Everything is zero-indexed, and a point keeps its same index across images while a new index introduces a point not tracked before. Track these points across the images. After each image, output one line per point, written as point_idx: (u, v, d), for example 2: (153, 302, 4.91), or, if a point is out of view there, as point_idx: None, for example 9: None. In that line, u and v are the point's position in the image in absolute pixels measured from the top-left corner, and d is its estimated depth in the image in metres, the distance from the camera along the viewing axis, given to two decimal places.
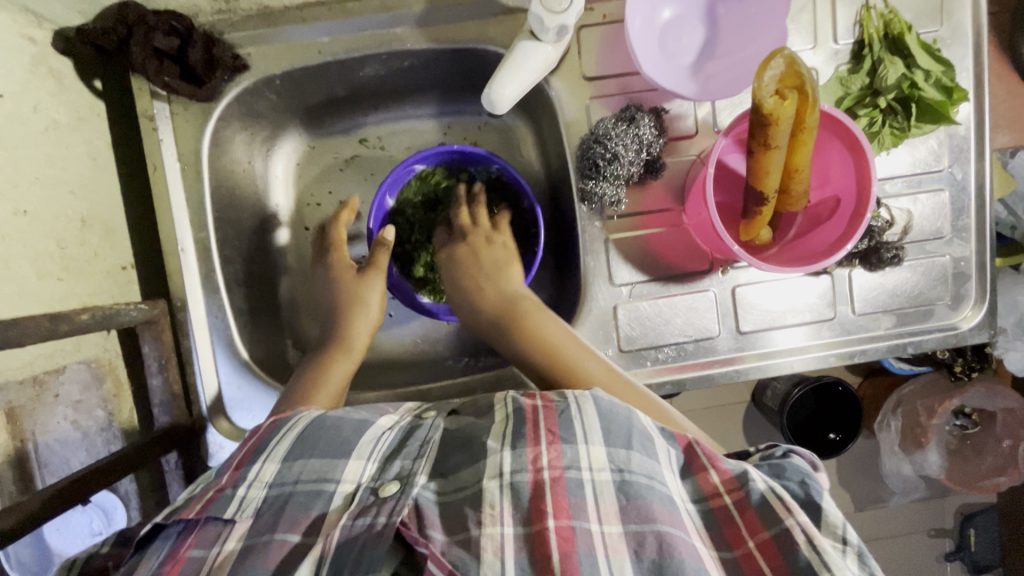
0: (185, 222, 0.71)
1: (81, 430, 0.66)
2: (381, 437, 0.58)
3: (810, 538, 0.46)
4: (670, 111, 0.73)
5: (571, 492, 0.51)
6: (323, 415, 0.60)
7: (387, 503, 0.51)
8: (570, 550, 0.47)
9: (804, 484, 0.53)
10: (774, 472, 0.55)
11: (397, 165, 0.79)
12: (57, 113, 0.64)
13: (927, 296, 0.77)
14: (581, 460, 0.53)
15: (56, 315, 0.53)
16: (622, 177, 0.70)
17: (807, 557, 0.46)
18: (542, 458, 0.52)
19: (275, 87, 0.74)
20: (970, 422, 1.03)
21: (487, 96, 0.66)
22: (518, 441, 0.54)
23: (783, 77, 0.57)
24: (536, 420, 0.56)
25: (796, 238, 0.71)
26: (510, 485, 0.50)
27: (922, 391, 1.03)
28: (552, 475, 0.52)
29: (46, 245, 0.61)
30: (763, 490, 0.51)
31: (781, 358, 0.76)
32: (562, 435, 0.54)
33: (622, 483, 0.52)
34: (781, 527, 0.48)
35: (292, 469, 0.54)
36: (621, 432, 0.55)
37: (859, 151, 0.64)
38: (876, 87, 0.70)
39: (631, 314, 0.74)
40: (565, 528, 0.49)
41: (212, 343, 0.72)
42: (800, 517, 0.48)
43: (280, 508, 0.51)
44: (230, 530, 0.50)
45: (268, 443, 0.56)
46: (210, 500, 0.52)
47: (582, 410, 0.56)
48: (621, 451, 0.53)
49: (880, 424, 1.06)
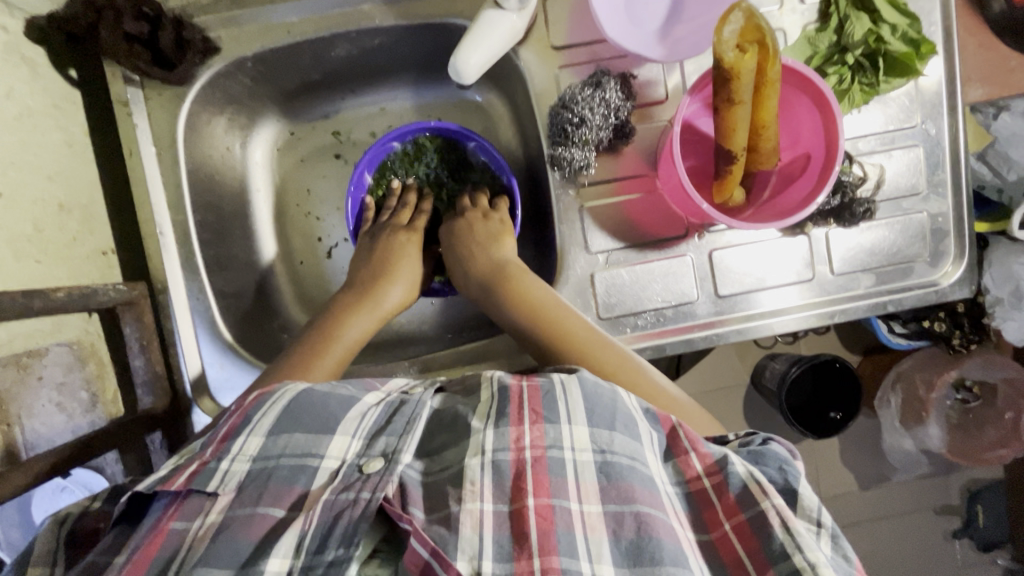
0: (163, 205, 0.72)
1: (66, 413, 0.66)
2: (366, 413, 0.56)
3: (785, 521, 0.47)
4: (639, 77, 0.73)
5: (552, 471, 0.51)
6: (308, 389, 0.57)
7: (372, 479, 0.50)
8: (549, 528, 0.48)
9: (783, 468, 0.53)
10: (754, 458, 0.54)
11: (375, 142, 0.80)
12: (31, 100, 0.65)
13: (906, 253, 0.76)
14: (564, 440, 0.52)
15: (30, 291, 0.54)
16: (590, 142, 0.71)
17: (780, 539, 0.46)
18: (525, 436, 0.52)
19: (247, 70, 0.74)
20: (970, 395, 1.03)
21: (453, 65, 0.67)
22: (502, 418, 0.54)
23: (744, 31, 0.57)
24: (521, 397, 0.55)
25: (771, 198, 0.71)
26: (492, 463, 0.51)
27: (923, 365, 1.04)
28: (535, 455, 0.52)
29: (23, 228, 0.62)
30: (742, 475, 0.50)
31: (762, 320, 0.76)
32: (547, 415, 0.54)
33: (603, 464, 0.51)
34: (757, 509, 0.48)
35: (276, 443, 0.52)
36: (605, 413, 0.54)
37: (826, 106, 0.64)
38: (844, 44, 0.71)
39: (608, 281, 0.75)
40: (545, 506, 0.49)
41: (194, 324, 0.73)
42: (775, 499, 0.48)
43: (263, 482, 0.51)
44: (212, 502, 0.50)
45: (253, 416, 0.54)
46: (194, 473, 0.51)
47: (567, 391, 0.55)
48: (605, 432, 0.53)
49: (880, 400, 1.07)
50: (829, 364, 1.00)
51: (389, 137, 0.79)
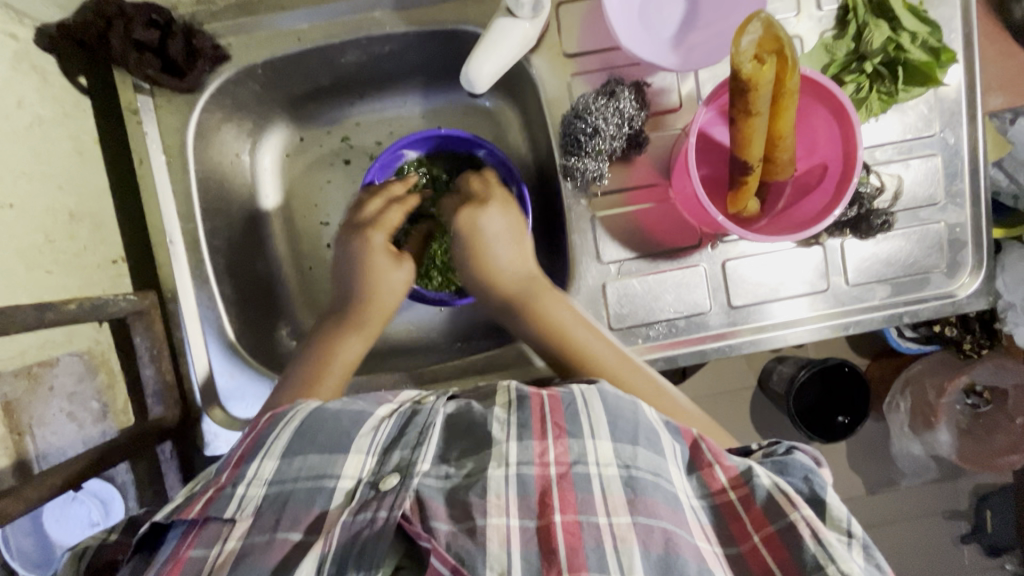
0: (173, 214, 0.72)
1: (77, 422, 0.66)
2: (380, 427, 0.56)
3: (815, 533, 0.47)
4: (653, 85, 0.72)
5: (577, 487, 0.51)
6: (321, 407, 0.58)
7: (387, 497, 0.50)
8: (577, 545, 0.47)
9: (808, 478, 0.52)
10: (778, 468, 0.54)
11: (386, 149, 0.79)
12: (41, 108, 0.65)
13: (922, 264, 0.75)
14: (588, 455, 0.52)
15: (43, 304, 0.54)
16: (604, 152, 0.70)
17: (813, 552, 0.46)
18: (549, 452, 0.52)
19: (257, 77, 0.74)
20: (981, 400, 1.02)
21: (466, 76, 0.66)
22: (524, 431, 0.53)
23: (761, 41, 0.56)
24: (542, 409, 0.55)
25: (785, 209, 0.70)
26: (516, 476, 0.50)
27: (933, 369, 1.03)
28: (560, 471, 0.52)
29: (34, 238, 0.61)
30: (768, 486, 0.50)
31: (775, 331, 0.75)
32: (569, 429, 0.53)
33: (628, 478, 0.51)
34: (786, 522, 0.48)
35: (292, 465, 0.53)
36: (627, 428, 0.54)
37: (845, 116, 0.63)
38: (862, 52, 0.69)
39: (620, 291, 0.74)
40: (571, 522, 0.48)
41: (203, 333, 0.73)
42: (803, 511, 0.48)
43: (280, 507, 0.51)
44: (231, 528, 0.50)
45: (267, 439, 0.55)
46: (209, 500, 0.51)
47: (588, 404, 0.55)
48: (628, 447, 0.52)
49: (889, 404, 1.06)
50: (838, 368, 1.00)
51: (400, 145, 0.79)
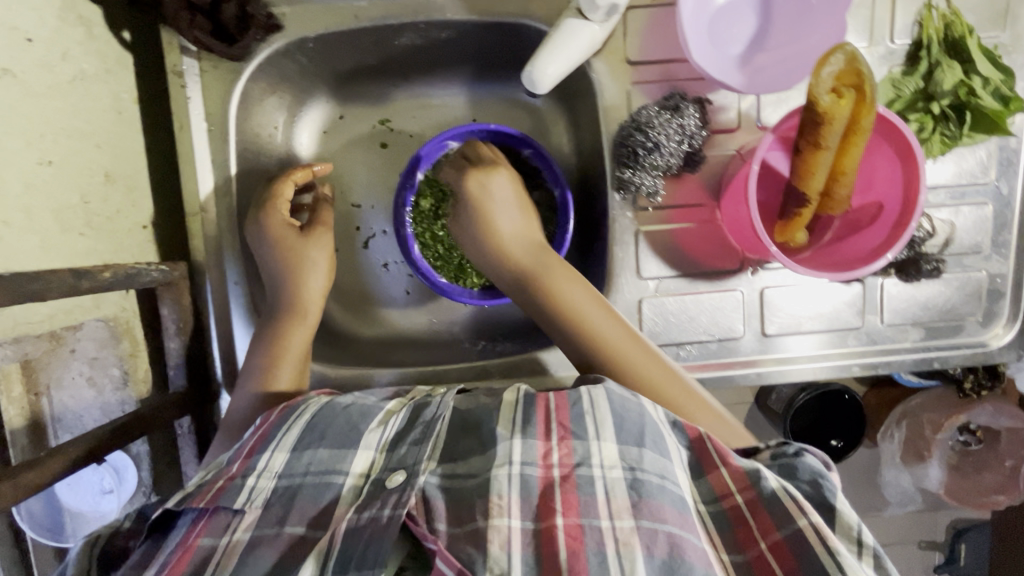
0: (210, 184, 0.70)
1: (95, 388, 0.66)
2: (388, 420, 0.55)
3: (825, 539, 0.46)
4: (713, 103, 0.71)
5: (581, 489, 0.50)
6: (332, 400, 0.57)
7: (391, 495, 0.50)
8: (578, 548, 0.46)
9: (817, 483, 0.52)
10: (785, 473, 0.54)
11: (431, 139, 0.78)
12: (85, 62, 0.62)
13: (958, 311, 0.75)
14: (592, 457, 0.51)
15: (79, 271, 0.52)
16: (660, 168, 0.68)
17: (821, 561, 0.45)
18: (552, 454, 0.51)
19: (307, 51, 0.72)
20: (973, 438, 1.01)
21: (528, 74, 0.64)
22: (529, 428, 0.53)
23: (840, 74, 0.55)
24: (547, 410, 0.55)
25: (832, 243, 0.69)
26: (519, 475, 0.50)
27: (931, 404, 1.00)
28: (563, 473, 0.51)
29: (69, 199, 0.59)
30: (775, 488, 0.50)
31: (804, 364, 0.75)
32: (574, 430, 0.53)
33: (633, 480, 0.50)
34: (794, 527, 0.47)
35: (300, 460, 0.52)
36: (633, 429, 0.53)
37: (910, 158, 0.62)
38: (931, 92, 0.68)
39: (656, 309, 0.73)
40: (574, 527, 0.48)
41: (230, 309, 0.71)
42: (813, 517, 0.47)
43: (289, 501, 0.50)
44: (239, 520, 0.49)
45: (277, 433, 0.54)
46: (221, 489, 0.50)
47: (594, 405, 0.54)
48: (633, 449, 0.51)
49: (883, 434, 1.04)
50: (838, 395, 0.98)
51: (445, 136, 0.78)
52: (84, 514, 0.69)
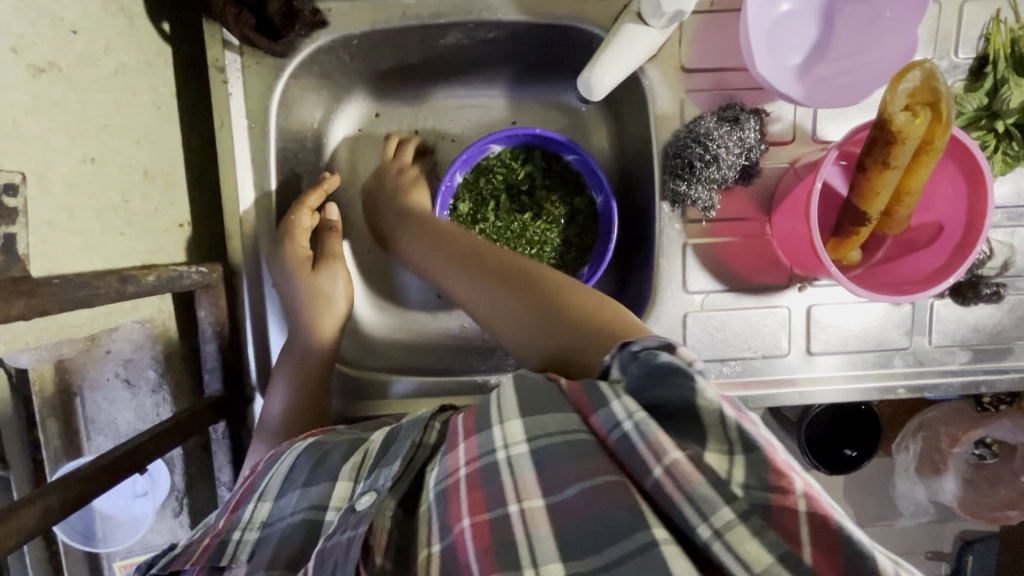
0: (248, 183, 0.68)
1: (130, 390, 0.65)
2: (365, 450, 0.52)
3: (681, 486, 0.36)
4: (769, 114, 0.69)
5: (484, 480, 0.43)
6: (313, 443, 0.54)
7: (360, 514, 0.45)
8: (484, 546, 0.40)
9: (681, 384, 0.39)
10: (636, 380, 0.42)
11: (474, 143, 0.75)
12: (126, 55, 0.60)
13: (1008, 334, 0.73)
14: (495, 440, 0.43)
15: (124, 276, 0.50)
16: (716, 181, 0.66)
17: (687, 510, 0.36)
18: (459, 456, 0.45)
19: (350, 48, 0.69)
20: (988, 453, 0.98)
21: (585, 81, 0.63)
22: (444, 447, 0.47)
23: (916, 92, 0.53)
24: (456, 423, 0.47)
25: (883, 262, 0.67)
26: (437, 490, 0.44)
27: (946, 417, 0.99)
28: (468, 468, 0.44)
29: (111, 197, 0.57)
30: (626, 430, 0.39)
31: (849, 384, 0.74)
32: (478, 423, 0.45)
33: (537, 453, 0.42)
34: (651, 478, 0.38)
35: (281, 507, 0.51)
36: (544, 399, 0.44)
37: (978, 180, 0.60)
38: (996, 110, 0.66)
39: (701, 324, 0.71)
40: (480, 525, 0.41)
41: (267, 313, 0.69)
42: (665, 460, 0.37)
43: (269, 550, 0.49)
44: (229, 575, 0.51)
45: (263, 482, 0.54)
46: (207, 547, 0.51)
47: (500, 391, 0.46)
48: (542, 417, 0.43)
49: (897, 446, 1.02)
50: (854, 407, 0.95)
51: (488, 140, 0.75)
52: (114, 517, 0.68)
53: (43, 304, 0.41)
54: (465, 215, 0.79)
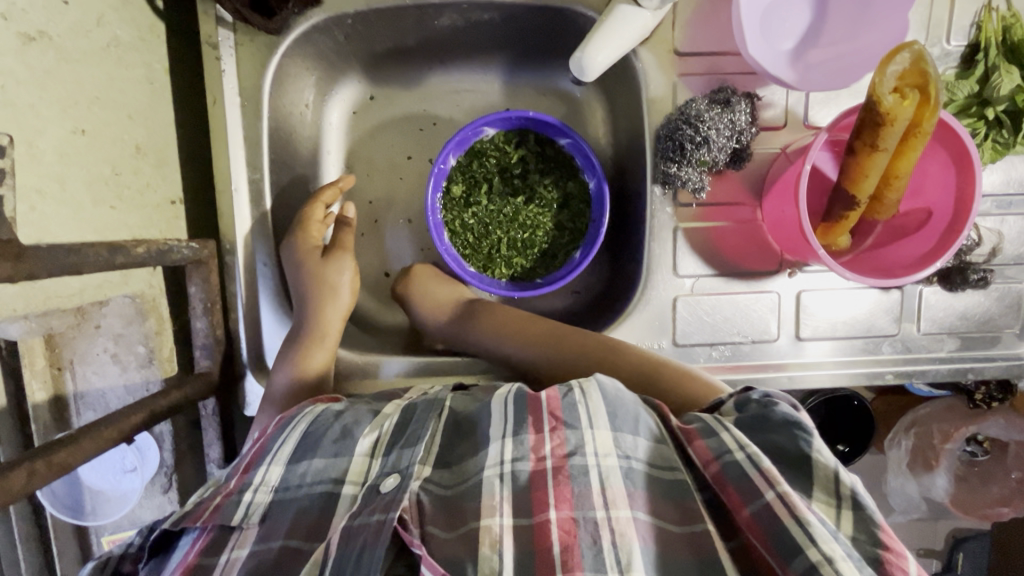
0: (240, 161, 0.68)
1: (119, 365, 0.65)
2: (381, 425, 0.54)
3: (794, 511, 0.42)
4: (762, 99, 0.69)
5: (575, 481, 0.48)
6: (324, 413, 0.56)
7: (384, 499, 0.48)
8: (571, 543, 0.45)
9: (796, 436, 0.47)
10: (755, 425, 0.50)
11: (467, 124, 0.76)
12: (119, 29, 0.60)
13: (996, 323, 0.74)
14: (586, 446, 0.49)
15: (113, 246, 0.50)
16: (707, 164, 0.66)
17: (791, 531, 0.42)
18: (545, 446, 0.49)
19: (345, 27, 0.70)
20: (980, 449, 0.99)
21: (578, 62, 0.62)
22: (520, 427, 0.50)
23: (906, 74, 0.53)
24: (538, 401, 0.53)
25: (872, 249, 0.67)
26: (511, 473, 0.48)
27: (939, 414, 0.98)
28: (556, 464, 0.49)
29: (101, 170, 0.57)
30: (743, 459, 0.46)
31: (836, 369, 0.74)
32: (567, 420, 0.51)
33: (628, 469, 0.49)
34: (761, 502, 0.44)
35: (296, 472, 0.51)
36: (628, 417, 0.51)
37: (966, 165, 0.60)
38: (986, 97, 0.66)
39: (691, 308, 0.72)
40: (568, 521, 0.46)
41: (258, 290, 0.70)
42: (780, 487, 0.43)
43: (285, 514, 0.49)
44: (238, 536, 0.49)
45: (273, 444, 0.53)
46: (217, 506, 0.49)
47: (586, 395, 0.52)
48: (629, 438, 0.50)
49: (890, 441, 1.01)
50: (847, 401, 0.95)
51: (482, 122, 0.75)
52: (103, 492, 0.69)
53: (31, 267, 0.42)
54: (458, 198, 0.79)
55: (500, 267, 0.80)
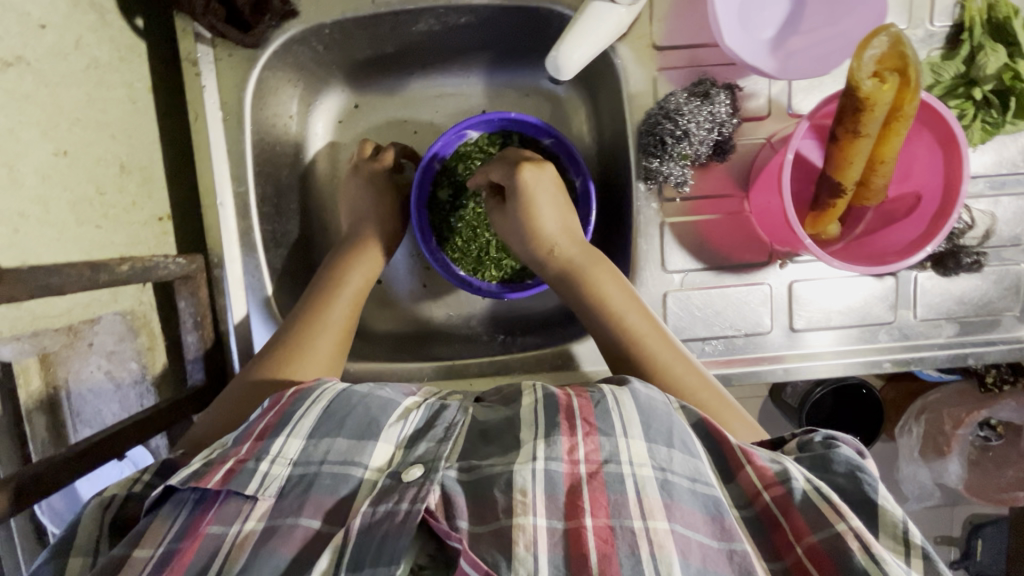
0: (225, 175, 0.68)
1: (114, 381, 0.66)
2: (408, 416, 0.54)
3: (864, 545, 0.44)
4: (743, 89, 0.68)
5: (610, 488, 0.49)
6: (349, 389, 0.55)
7: (409, 489, 0.49)
8: (610, 551, 0.46)
9: (856, 478, 0.50)
10: (816, 464, 0.52)
11: (449, 129, 0.76)
12: (98, 51, 0.61)
13: (995, 306, 0.73)
14: (621, 453, 0.50)
15: (96, 264, 0.51)
16: (689, 157, 0.66)
17: (861, 563, 0.44)
18: (579, 450, 0.50)
19: (323, 37, 0.70)
20: (994, 435, 0.96)
21: (553, 60, 0.61)
22: (552, 429, 0.52)
23: (884, 58, 0.52)
24: (570, 408, 0.54)
25: (863, 235, 0.66)
26: (544, 472, 0.49)
27: (948, 399, 0.96)
28: (590, 470, 0.50)
29: (85, 190, 0.58)
30: (808, 489, 0.48)
31: (834, 359, 0.73)
32: (601, 427, 0.52)
33: (663, 481, 0.49)
34: (830, 531, 0.46)
35: (318, 448, 0.51)
36: (662, 427, 0.52)
37: (953, 147, 0.59)
38: (973, 77, 0.65)
39: (681, 303, 0.71)
40: (604, 528, 0.47)
41: (247, 303, 0.70)
42: (852, 521, 0.45)
43: (304, 491, 0.49)
44: (251, 508, 0.48)
45: (292, 415, 0.52)
46: (231, 472, 0.49)
47: (619, 402, 0.53)
48: (663, 449, 0.51)
49: (901, 428, 1.01)
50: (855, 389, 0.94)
51: (465, 125, 0.75)
52: None
53: (11, 289, 0.42)
54: (444, 202, 0.80)
55: (491, 268, 0.79)
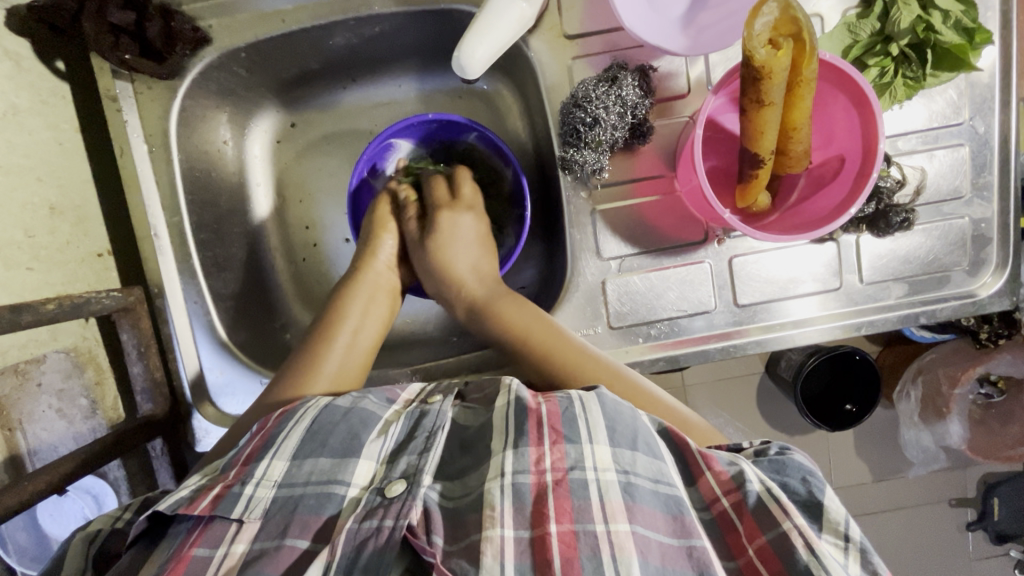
0: (157, 206, 0.69)
1: (66, 419, 0.66)
2: (388, 430, 0.53)
3: (809, 543, 0.43)
4: (660, 70, 0.68)
5: (574, 494, 0.46)
6: (331, 404, 0.55)
7: (394, 505, 0.47)
8: (573, 556, 0.44)
9: (808, 482, 0.48)
10: (775, 468, 0.50)
11: (374, 141, 0.75)
12: (16, 97, 0.62)
13: (943, 262, 0.71)
14: (586, 460, 0.48)
15: (18, 306, 0.53)
16: (605, 144, 0.66)
17: (805, 562, 0.42)
18: (545, 458, 0.48)
19: (242, 61, 0.71)
20: (995, 391, 0.92)
21: (458, 61, 0.63)
22: (520, 437, 0.49)
23: (778, 24, 0.52)
24: (540, 416, 0.51)
25: (797, 203, 0.66)
26: (512, 485, 0.47)
27: (946, 359, 0.92)
28: (556, 478, 0.47)
29: (13, 234, 0.60)
30: (760, 492, 0.46)
31: (785, 332, 0.72)
32: (567, 434, 0.49)
33: (627, 484, 0.47)
34: (778, 532, 0.44)
35: (301, 469, 0.50)
36: (627, 431, 0.50)
37: (865, 104, 0.59)
38: (888, 33, 0.64)
39: (621, 289, 0.71)
40: (568, 534, 0.45)
41: (193, 328, 0.71)
42: (796, 520, 0.44)
43: (289, 513, 0.48)
44: (237, 530, 0.47)
45: (277, 439, 0.52)
46: (218, 497, 0.48)
47: (586, 408, 0.51)
48: (627, 452, 0.48)
49: (899, 393, 0.97)
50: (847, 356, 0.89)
51: (388, 135, 0.75)
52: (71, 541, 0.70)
53: None
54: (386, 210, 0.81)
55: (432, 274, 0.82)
